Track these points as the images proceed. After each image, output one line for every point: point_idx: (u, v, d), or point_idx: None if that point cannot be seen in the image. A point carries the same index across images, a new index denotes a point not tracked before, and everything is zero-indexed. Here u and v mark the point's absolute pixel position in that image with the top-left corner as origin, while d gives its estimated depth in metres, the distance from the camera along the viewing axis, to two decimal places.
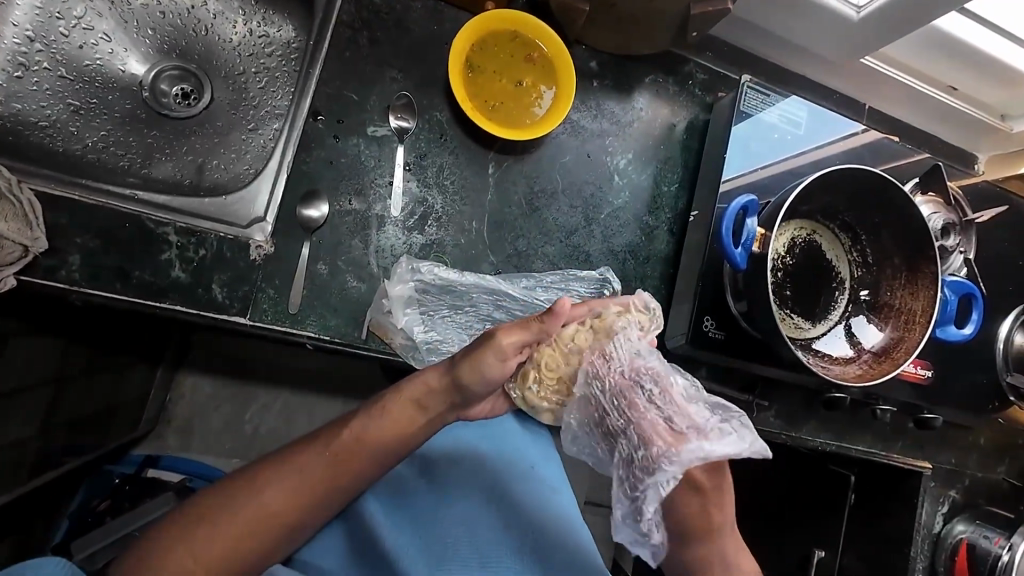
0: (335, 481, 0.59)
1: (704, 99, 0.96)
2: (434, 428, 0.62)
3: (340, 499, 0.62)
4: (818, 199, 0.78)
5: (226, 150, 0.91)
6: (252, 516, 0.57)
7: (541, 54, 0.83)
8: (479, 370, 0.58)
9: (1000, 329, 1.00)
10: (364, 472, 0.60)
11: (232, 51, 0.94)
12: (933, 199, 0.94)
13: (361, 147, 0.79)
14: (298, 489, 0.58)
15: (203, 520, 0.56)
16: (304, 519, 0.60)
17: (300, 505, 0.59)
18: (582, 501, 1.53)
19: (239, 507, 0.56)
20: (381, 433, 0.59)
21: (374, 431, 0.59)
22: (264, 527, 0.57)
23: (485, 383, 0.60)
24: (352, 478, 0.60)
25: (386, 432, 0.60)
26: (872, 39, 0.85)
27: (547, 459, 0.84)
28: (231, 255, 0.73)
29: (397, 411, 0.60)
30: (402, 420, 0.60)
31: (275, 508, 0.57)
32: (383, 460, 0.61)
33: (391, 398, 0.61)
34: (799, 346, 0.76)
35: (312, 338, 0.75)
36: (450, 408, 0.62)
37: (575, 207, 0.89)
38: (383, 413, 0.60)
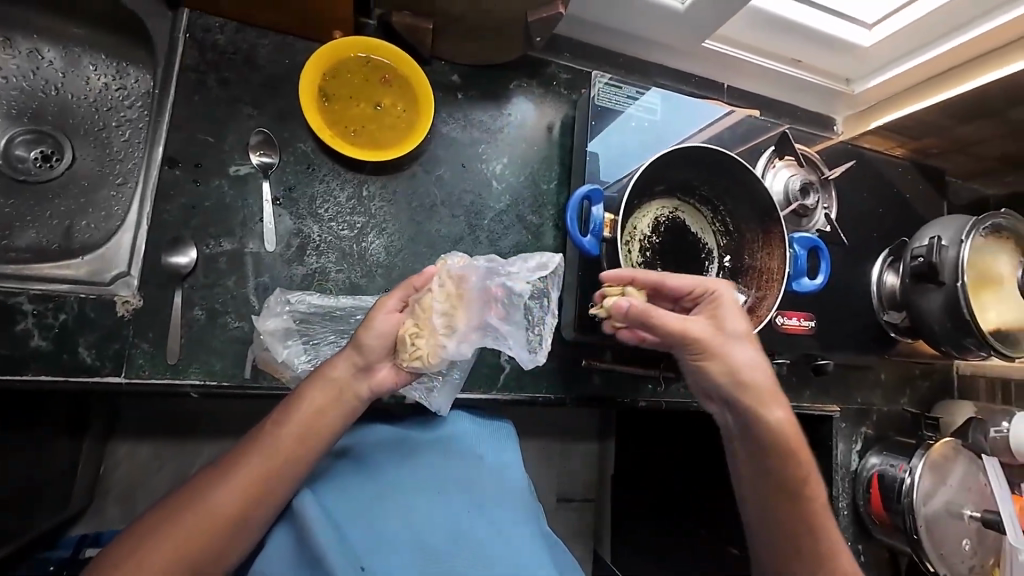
0: (272, 473, 0.65)
1: (570, 96, 1.00)
2: (348, 401, 0.69)
3: (277, 496, 0.66)
4: (670, 178, 0.83)
5: (95, 209, 0.89)
6: (198, 517, 0.61)
7: (395, 74, 0.85)
8: (375, 329, 0.69)
9: (871, 272, 1.09)
10: (298, 458, 0.66)
11: (88, 106, 0.92)
12: (790, 162, 1.02)
13: (225, 188, 0.79)
14: (235, 488, 0.63)
15: (151, 532, 0.61)
16: (247, 516, 0.64)
17: (240, 502, 0.63)
18: (553, 499, 1.52)
19: (185, 513, 0.61)
20: (304, 417, 0.66)
21: (297, 415, 0.66)
22: (207, 529, 0.61)
23: (378, 338, 0.69)
24: (285, 469, 0.65)
25: (308, 417, 0.67)
26: (703, 25, 0.92)
27: (501, 448, 0.83)
28: (95, 314, 0.71)
29: (312, 396, 0.67)
30: (319, 401, 0.67)
31: (218, 508, 0.62)
32: (312, 445, 0.67)
33: (307, 384, 0.68)
34: (671, 319, 0.80)
35: (196, 386, 0.74)
36: (359, 376, 0.70)
37: (456, 217, 0.91)
38: (302, 400, 0.67)
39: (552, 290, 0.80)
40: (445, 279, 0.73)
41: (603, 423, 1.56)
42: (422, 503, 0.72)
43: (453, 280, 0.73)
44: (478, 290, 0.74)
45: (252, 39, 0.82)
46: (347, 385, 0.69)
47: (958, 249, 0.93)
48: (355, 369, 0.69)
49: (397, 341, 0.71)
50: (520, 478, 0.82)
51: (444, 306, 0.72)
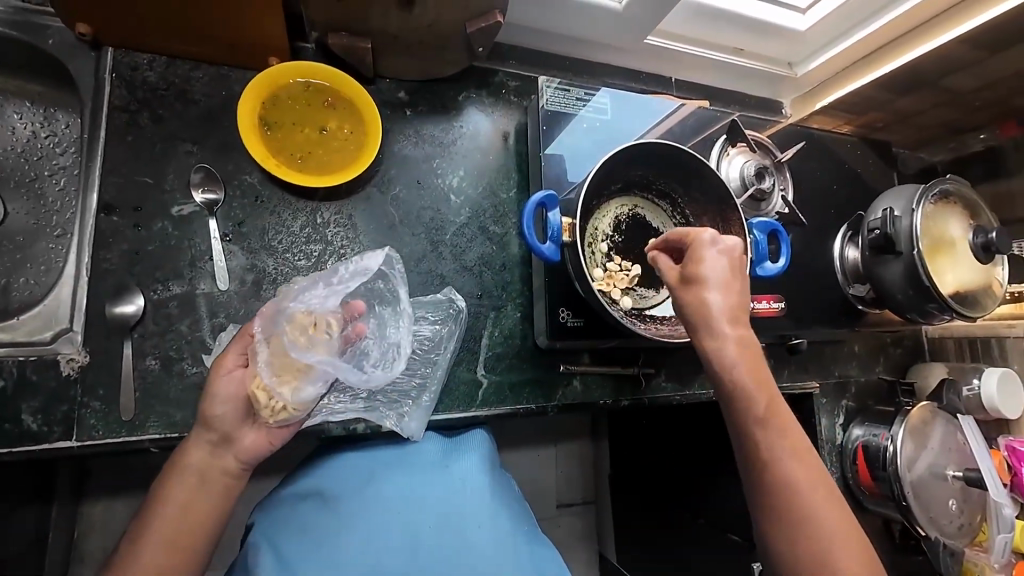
0: (165, 569, 0.62)
1: (521, 103, 1.00)
2: (230, 449, 0.67)
3: (201, 552, 0.65)
4: (625, 176, 0.83)
5: (33, 264, 0.84)
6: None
7: (337, 97, 0.83)
8: (218, 396, 0.66)
9: (833, 248, 1.11)
10: (183, 549, 0.63)
11: (17, 157, 0.87)
12: (743, 149, 1.04)
13: (169, 230, 0.75)
14: (149, 563, 0.61)
15: None
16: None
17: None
18: (553, 507, 1.50)
19: None
20: (175, 512, 0.63)
21: (180, 478, 0.64)
22: None
23: (225, 403, 0.66)
24: (199, 526, 0.64)
25: (182, 509, 0.64)
26: (643, 22, 0.93)
27: (468, 459, 0.82)
28: (38, 377, 0.67)
29: (195, 452, 0.65)
30: (194, 488, 0.64)
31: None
32: (198, 532, 0.64)
33: (184, 445, 0.66)
34: (639, 316, 0.80)
35: (155, 441, 0.70)
36: (219, 450, 0.66)
37: (417, 235, 0.89)
38: (170, 493, 0.63)
39: (398, 287, 0.81)
40: (284, 321, 0.72)
41: (595, 424, 1.55)
42: (381, 522, 0.72)
43: (274, 323, 0.71)
44: (298, 324, 0.72)
45: (185, 73, 0.79)
46: (210, 465, 0.65)
47: (910, 218, 0.95)
48: (213, 447, 0.66)
49: (250, 401, 0.68)
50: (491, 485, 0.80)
51: (272, 351, 0.69)
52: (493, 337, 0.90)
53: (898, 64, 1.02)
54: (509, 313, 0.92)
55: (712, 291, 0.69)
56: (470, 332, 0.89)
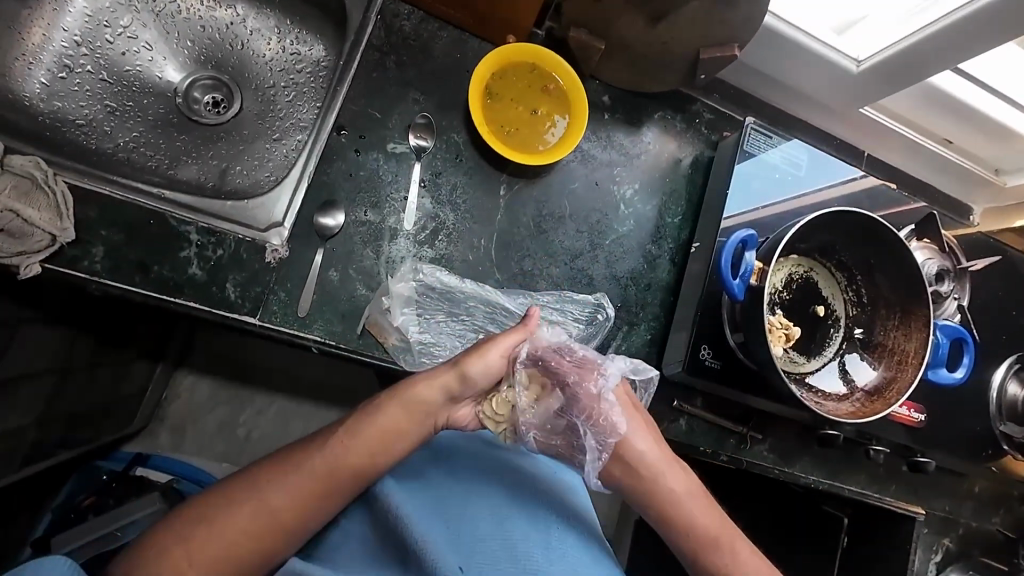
0: (336, 478, 0.62)
1: (710, 136, 1.00)
2: (429, 425, 0.66)
3: (338, 502, 0.63)
4: (815, 238, 0.81)
5: (249, 157, 0.95)
6: (254, 514, 0.59)
7: (556, 85, 0.87)
8: (484, 362, 0.67)
9: (993, 377, 1.01)
10: (363, 470, 0.62)
11: (264, 64, 0.98)
12: (928, 245, 0.97)
13: (379, 163, 0.82)
14: (295, 491, 0.60)
15: (206, 515, 0.59)
16: (304, 520, 0.61)
17: (299, 503, 0.60)
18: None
19: (242, 505, 0.59)
20: (376, 433, 0.63)
21: (375, 428, 0.63)
22: (268, 528, 0.59)
23: (485, 375, 0.67)
24: (352, 482, 0.62)
25: (385, 431, 0.63)
26: (872, 90, 0.89)
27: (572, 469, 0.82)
28: (247, 256, 0.76)
29: (394, 413, 0.64)
30: (399, 418, 0.64)
31: (278, 506, 0.60)
32: (381, 461, 0.64)
33: (389, 398, 0.64)
34: (792, 379, 0.78)
35: (317, 342, 0.77)
36: (448, 404, 0.66)
37: (580, 232, 0.92)
38: (380, 412, 0.64)
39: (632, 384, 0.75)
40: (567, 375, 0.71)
41: None
42: (500, 502, 0.69)
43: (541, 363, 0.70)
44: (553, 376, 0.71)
45: (432, 30, 0.86)
46: (435, 410, 0.66)
47: None
48: (449, 394, 0.66)
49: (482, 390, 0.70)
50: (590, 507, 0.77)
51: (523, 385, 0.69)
52: (620, 351, 0.90)
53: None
54: (640, 332, 0.92)
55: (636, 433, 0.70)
56: (603, 339, 0.89)
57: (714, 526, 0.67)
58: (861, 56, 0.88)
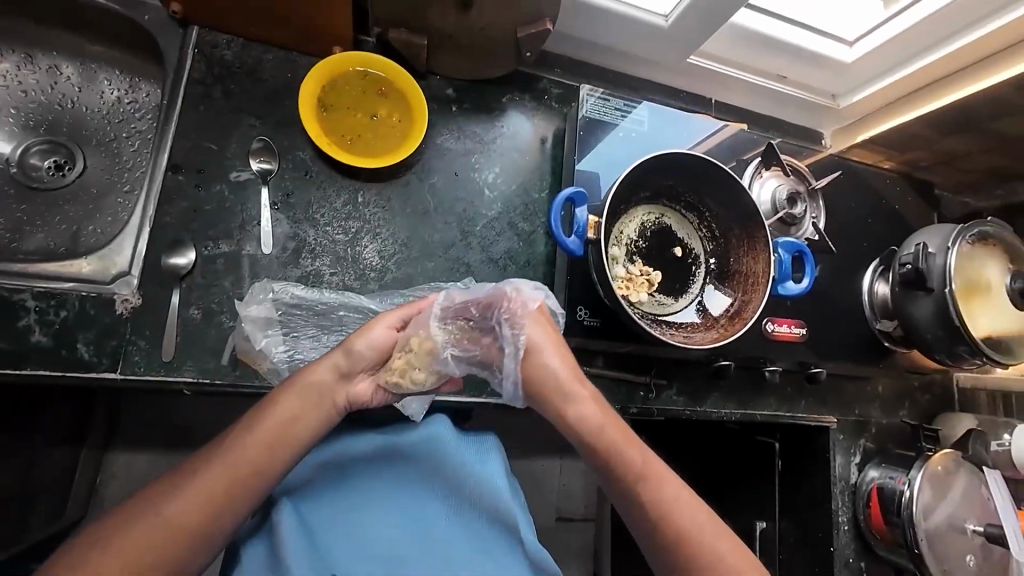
0: (236, 480, 0.64)
1: (562, 110, 1.04)
2: (327, 406, 0.70)
3: (241, 506, 0.64)
4: (654, 185, 0.86)
5: (102, 214, 0.92)
6: (149, 529, 0.60)
7: (390, 87, 0.89)
8: (368, 337, 0.73)
9: (862, 283, 1.10)
10: (263, 466, 0.65)
11: (101, 118, 0.96)
12: (776, 172, 1.04)
13: (225, 193, 0.82)
14: (190, 499, 0.62)
15: (104, 538, 0.60)
16: (204, 527, 0.62)
17: (198, 512, 0.62)
18: (553, 518, 1.44)
19: (139, 520, 0.61)
20: (275, 424, 0.67)
21: (270, 420, 0.67)
22: (163, 541, 0.60)
23: (370, 347, 0.73)
24: (252, 479, 0.65)
25: (283, 421, 0.67)
26: (688, 39, 0.95)
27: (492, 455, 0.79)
28: (95, 312, 0.74)
29: (287, 403, 0.68)
30: (296, 408, 0.68)
31: (175, 516, 0.61)
32: (281, 451, 0.67)
33: (282, 391, 0.69)
34: (657, 321, 0.82)
35: (189, 384, 0.75)
36: (340, 381, 0.72)
37: (449, 223, 0.93)
38: (276, 404, 0.68)
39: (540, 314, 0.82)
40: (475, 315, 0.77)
41: None
42: (391, 519, 0.72)
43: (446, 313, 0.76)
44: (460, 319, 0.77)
45: (258, 55, 0.87)
46: (328, 391, 0.71)
47: (945, 256, 0.93)
48: (339, 372, 0.72)
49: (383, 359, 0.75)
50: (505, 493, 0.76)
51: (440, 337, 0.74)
52: None
53: (941, 104, 1.03)
54: None
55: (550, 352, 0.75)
56: None
57: (635, 457, 0.73)
58: (667, 12, 0.94)
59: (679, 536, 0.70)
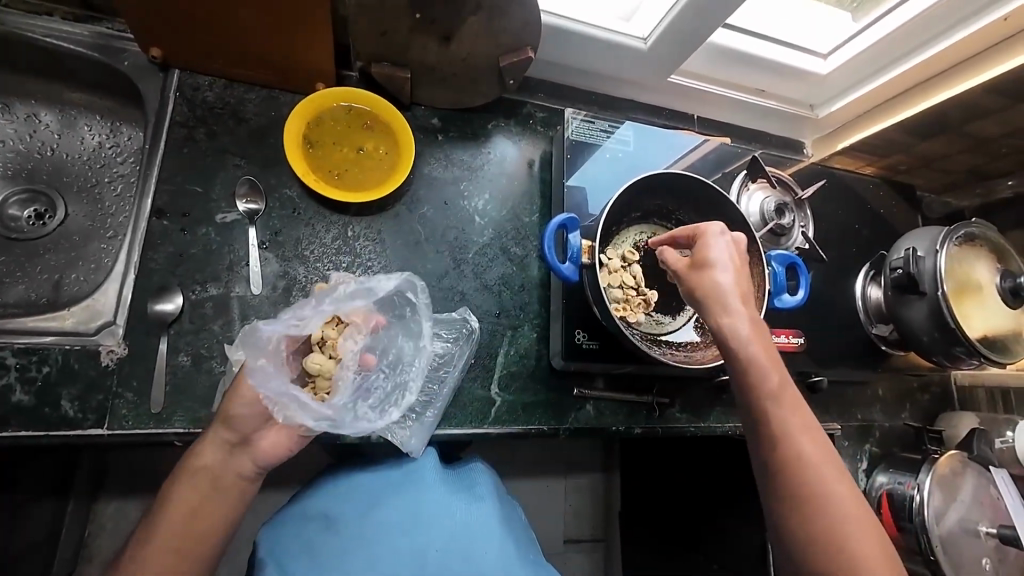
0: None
1: (547, 133, 1.04)
2: (230, 486, 0.64)
3: None
4: (645, 204, 0.86)
5: (85, 261, 0.90)
6: None
7: (376, 120, 0.89)
8: (241, 400, 0.65)
9: (855, 288, 1.11)
10: (186, 552, 0.61)
11: (82, 164, 0.94)
12: (763, 184, 1.06)
13: (211, 235, 0.80)
14: None
15: None
16: None
17: None
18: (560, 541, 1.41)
19: None
20: (176, 521, 0.61)
21: (170, 517, 0.61)
22: None
23: (248, 408, 0.65)
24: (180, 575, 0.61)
25: (184, 513, 0.62)
26: (667, 60, 0.97)
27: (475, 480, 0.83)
28: (79, 365, 0.71)
29: (181, 497, 0.62)
30: (194, 495, 0.63)
31: None
32: (195, 542, 0.62)
33: (173, 483, 0.63)
34: (656, 341, 0.81)
35: (180, 434, 0.72)
36: (236, 452, 0.65)
37: (442, 252, 0.93)
38: (169, 498, 0.62)
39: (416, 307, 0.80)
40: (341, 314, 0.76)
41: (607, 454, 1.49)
42: (377, 552, 0.71)
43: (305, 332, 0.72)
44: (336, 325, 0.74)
45: (240, 95, 0.86)
46: (224, 469, 0.64)
47: (934, 259, 0.94)
48: (229, 448, 0.65)
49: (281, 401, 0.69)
50: (493, 512, 0.80)
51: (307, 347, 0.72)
52: (508, 356, 0.91)
53: (930, 104, 1.02)
54: (524, 333, 0.94)
55: (724, 269, 0.69)
56: (485, 348, 0.91)
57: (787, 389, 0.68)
58: (646, 34, 0.96)
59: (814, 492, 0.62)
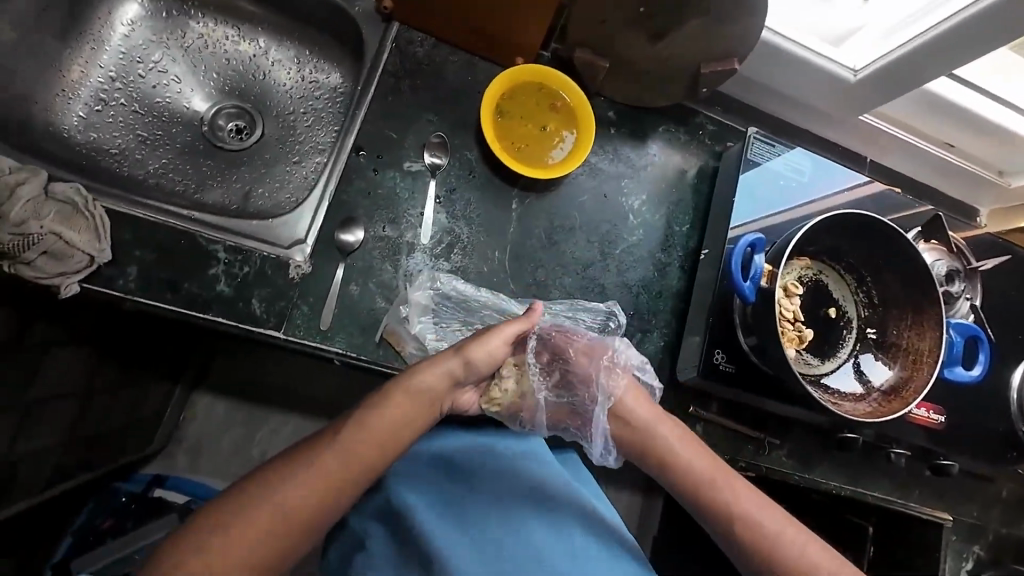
0: (351, 470, 0.62)
1: (713, 147, 1.02)
2: (435, 412, 0.69)
3: (355, 496, 0.63)
4: (822, 240, 0.83)
5: (271, 179, 0.98)
6: (273, 513, 0.57)
7: (563, 102, 0.91)
8: (485, 348, 0.71)
9: (1012, 378, 1.01)
10: (381, 458, 0.63)
11: (284, 92, 1.03)
12: (936, 246, 0.99)
13: (396, 180, 0.86)
14: (311, 486, 0.59)
15: (217, 524, 0.56)
16: (320, 517, 0.60)
17: (316, 503, 0.59)
18: None
19: (259, 507, 0.57)
20: (387, 424, 0.64)
21: (382, 417, 0.64)
22: (281, 526, 0.58)
23: (486, 361, 0.71)
24: (365, 474, 0.62)
25: (396, 420, 0.65)
26: (869, 97, 0.92)
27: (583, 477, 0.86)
28: (272, 272, 0.79)
29: (400, 404, 0.65)
30: (408, 409, 0.66)
31: (293, 504, 0.58)
32: (391, 449, 0.64)
33: (395, 389, 0.66)
34: (808, 382, 0.79)
35: (339, 354, 0.79)
36: (452, 390, 0.70)
37: (592, 242, 0.94)
38: (388, 401, 0.65)
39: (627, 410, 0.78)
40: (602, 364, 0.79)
41: None
42: (516, 514, 0.70)
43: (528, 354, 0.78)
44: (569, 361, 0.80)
45: (444, 55, 0.91)
46: (439, 395, 0.68)
47: None
48: (452, 380, 0.69)
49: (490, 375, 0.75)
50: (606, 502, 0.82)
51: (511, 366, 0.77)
52: None
53: None
54: (653, 339, 0.93)
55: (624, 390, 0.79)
56: None
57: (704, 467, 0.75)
58: (857, 65, 0.91)
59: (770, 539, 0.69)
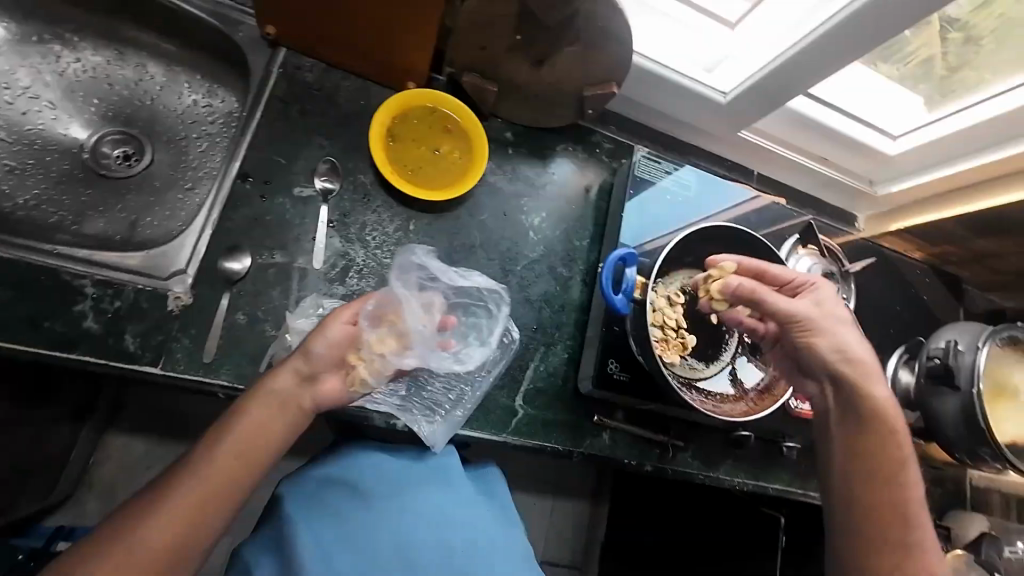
0: (217, 488, 0.61)
1: (610, 164, 1.07)
2: (291, 413, 0.66)
3: (229, 514, 0.62)
4: (699, 252, 0.89)
5: (161, 208, 0.95)
6: (137, 544, 0.56)
7: (456, 125, 0.93)
8: (327, 338, 0.69)
9: (886, 368, 1.09)
10: (236, 477, 0.62)
11: (176, 117, 1.00)
12: (812, 251, 1.08)
13: (286, 206, 0.85)
14: (174, 513, 0.58)
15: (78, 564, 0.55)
16: (190, 543, 0.59)
17: (182, 528, 0.58)
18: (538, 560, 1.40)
19: (118, 543, 0.56)
20: (245, 435, 0.63)
21: (236, 431, 0.63)
22: (147, 558, 0.56)
23: (328, 346, 0.69)
24: (234, 490, 0.62)
25: (250, 433, 0.63)
26: (742, 115, 1.00)
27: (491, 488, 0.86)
28: (148, 304, 0.76)
29: (256, 413, 0.64)
30: (264, 418, 0.64)
31: (159, 531, 0.57)
32: (255, 458, 0.63)
33: (248, 402, 0.64)
34: (689, 386, 0.85)
35: (225, 387, 0.76)
36: (303, 386, 0.67)
37: (492, 260, 0.96)
38: (240, 416, 0.64)
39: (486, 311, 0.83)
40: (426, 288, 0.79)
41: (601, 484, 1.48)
42: (408, 535, 0.72)
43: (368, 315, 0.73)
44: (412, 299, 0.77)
45: (336, 80, 0.92)
46: (291, 397, 0.66)
47: (975, 355, 0.94)
48: (300, 378, 0.67)
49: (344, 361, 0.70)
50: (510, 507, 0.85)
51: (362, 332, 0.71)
52: (537, 371, 0.94)
53: None
54: (557, 352, 0.96)
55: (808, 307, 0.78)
56: (518, 360, 0.93)
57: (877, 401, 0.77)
58: (727, 88, 0.99)
59: (900, 481, 0.75)
